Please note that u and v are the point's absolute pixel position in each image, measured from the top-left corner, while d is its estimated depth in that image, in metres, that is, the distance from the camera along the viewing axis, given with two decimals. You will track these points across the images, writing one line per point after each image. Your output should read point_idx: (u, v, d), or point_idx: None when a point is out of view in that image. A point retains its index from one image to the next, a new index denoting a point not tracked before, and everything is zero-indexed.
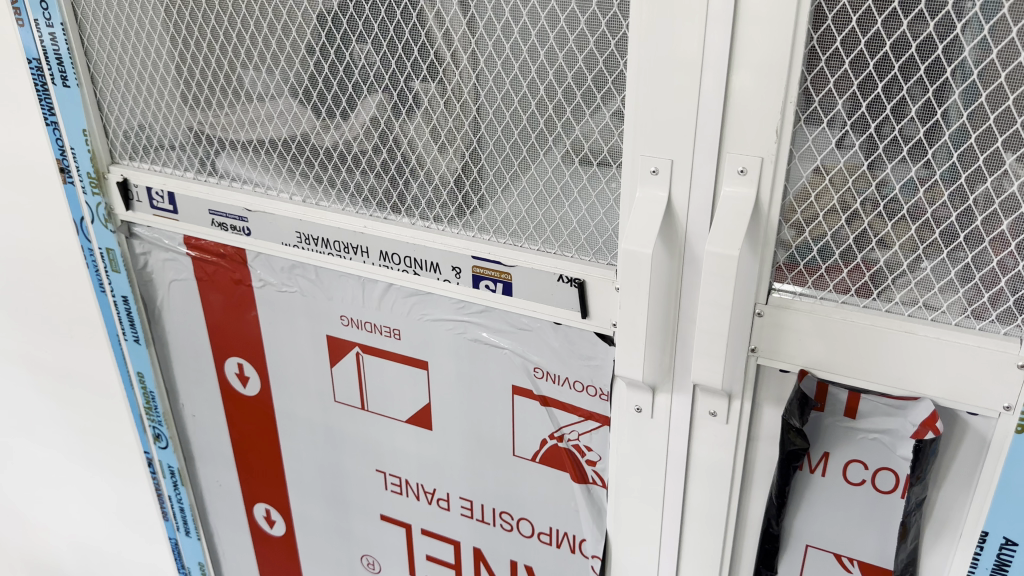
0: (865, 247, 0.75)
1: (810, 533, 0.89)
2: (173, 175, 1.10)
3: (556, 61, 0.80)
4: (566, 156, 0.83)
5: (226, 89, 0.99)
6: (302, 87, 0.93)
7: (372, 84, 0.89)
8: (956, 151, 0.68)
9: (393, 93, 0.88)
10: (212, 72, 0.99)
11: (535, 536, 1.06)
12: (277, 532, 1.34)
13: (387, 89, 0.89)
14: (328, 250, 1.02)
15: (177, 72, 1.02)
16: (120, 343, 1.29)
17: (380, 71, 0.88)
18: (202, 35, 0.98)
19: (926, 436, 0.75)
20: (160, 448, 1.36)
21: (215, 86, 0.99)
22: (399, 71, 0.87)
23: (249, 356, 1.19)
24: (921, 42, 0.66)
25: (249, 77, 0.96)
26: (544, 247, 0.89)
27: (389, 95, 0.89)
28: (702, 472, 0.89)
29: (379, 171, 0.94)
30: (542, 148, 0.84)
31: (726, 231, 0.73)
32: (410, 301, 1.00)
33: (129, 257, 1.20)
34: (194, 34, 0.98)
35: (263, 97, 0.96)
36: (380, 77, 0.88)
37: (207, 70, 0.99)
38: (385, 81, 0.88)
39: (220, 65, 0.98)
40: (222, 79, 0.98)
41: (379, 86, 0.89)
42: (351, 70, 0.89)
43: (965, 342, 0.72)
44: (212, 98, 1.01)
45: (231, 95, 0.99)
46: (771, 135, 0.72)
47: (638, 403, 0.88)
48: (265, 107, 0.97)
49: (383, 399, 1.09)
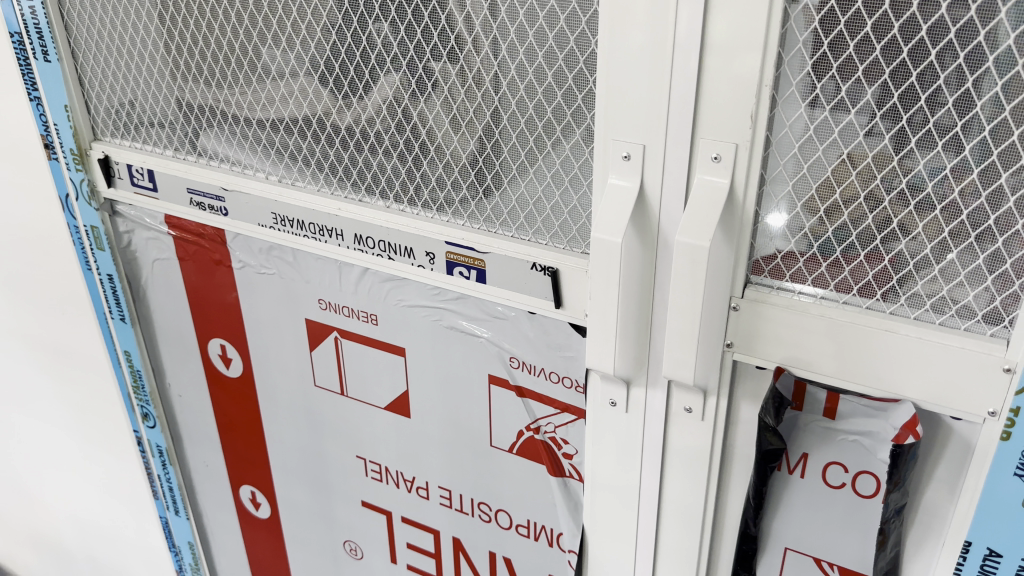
0: (845, 241, 0.71)
1: (788, 535, 0.86)
2: (153, 153, 1.08)
3: (527, 40, 0.76)
4: (543, 135, 0.80)
5: (224, 69, 0.96)
6: (312, 68, 0.89)
7: (374, 67, 0.86)
8: (941, 140, 0.64)
9: (393, 74, 0.85)
10: (214, 53, 0.96)
11: (513, 528, 1.04)
12: (263, 514, 1.33)
13: (392, 72, 0.85)
14: (303, 232, 1.00)
15: (170, 51, 0.99)
16: (107, 321, 1.28)
17: (384, 51, 0.84)
18: (200, 13, 0.95)
19: (907, 440, 0.72)
20: (148, 427, 1.36)
21: (218, 66, 0.96)
22: (405, 53, 0.83)
23: (231, 337, 1.18)
24: (904, 22, 0.62)
25: (256, 56, 0.93)
26: (518, 235, 0.86)
27: (394, 77, 0.85)
28: (678, 467, 0.86)
29: (376, 157, 0.91)
30: (529, 137, 0.81)
31: (697, 223, 0.70)
32: (386, 287, 0.98)
33: (112, 235, 1.19)
34: (192, 13, 0.95)
35: (269, 79, 0.93)
36: (384, 59, 0.85)
37: (207, 51, 0.96)
38: (391, 62, 0.84)
39: (221, 45, 0.95)
40: (225, 60, 0.95)
41: (384, 68, 0.85)
42: (354, 52, 0.86)
43: (949, 344, 0.68)
44: (213, 78, 0.97)
45: (232, 77, 0.96)
46: (745, 120, 0.68)
47: (613, 397, 0.86)
48: (269, 89, 0.93)
49: (362, 385, 1.07)
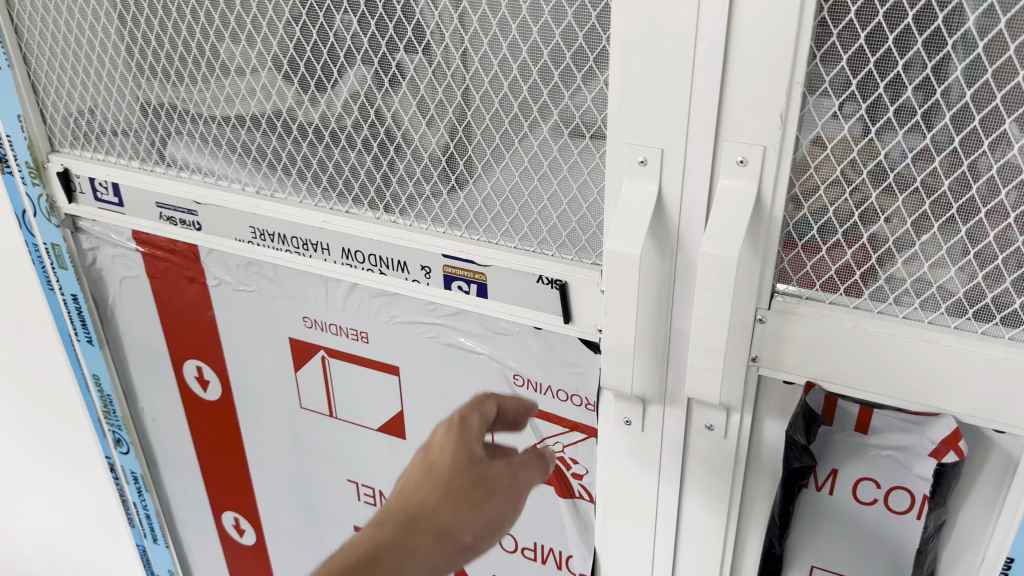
0: (881, 247, 0.66)
1: (815, 554, 0.82)
2: (117, 165, 1.00)
3: (529, 36, 0.70)
4: (554, 131, 0.73)
5: (192, 74, 0.88)
6: (274, 66, 0.83)
7: (358, 69, 0.79)
8: (988, 138, 0.59)
9: (378, 76, 0.78)
10: (179, 56, 0.88)
11: (518, 551, 1.00)
12: (247, 540, 1.26)
13: (377, 72, 0.78)
14: (285, 247, 0.93)
15: (127, 53, 0.91)
16: (73, 344, 1.20)
17: (367, 51, 0.77)
18: (163, 12, 0.87)
19: (948, 457, 0.68)
20: (122, 453, 1.29)
21: (184, 71, 0.89)
22: (391, 54, 0.76)
23: (208, 359, 1.11)
24: (948, 13, 0.56)
25: (226, 56, 0.85)
26: (521, 246, 0.80)
27: (380, 77, 0.78)
28: (698, 489, 0.81)
29: (362, 165, 0.84)
30: (518, 138, 0.75)
31: (722, 231, 0.65)
32: (377, 303, 0.91)
33: (76, 253, 1.11)
34: (154, 13, 0.88)
35: (230, 80, 0.86)
36: (368, 60, 0.78)
37: (172, 54, 0.88)
38: (375, 64, 0.77)
39: (186, 47, 0.87)
40: (191, 62, 0.88)
41: (368, 70, 0.78)
42: (335, 52, 0.79)
43: (993, 355, 0.64)
44: (180, 83, 0.90)
45: (201, 80, 0.88)
46: (775, 122, 0.62)
47: (627, 416, 0.80)
48: (242, 94, 0.86)
49: (352, 406, 1.01)
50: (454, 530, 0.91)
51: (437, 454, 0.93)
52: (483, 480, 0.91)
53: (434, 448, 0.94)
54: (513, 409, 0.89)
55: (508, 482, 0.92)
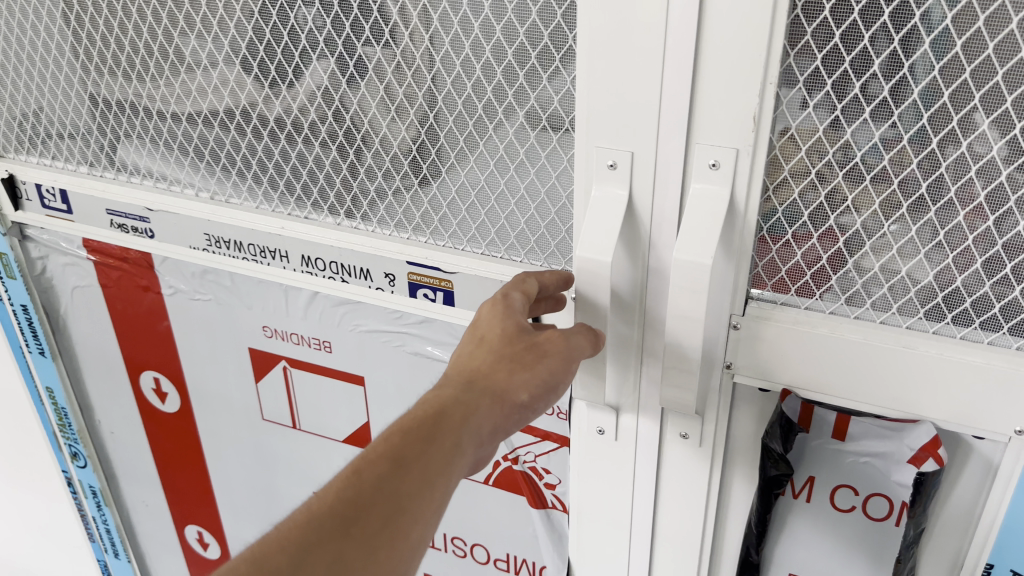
0: (857, 252, 0.64)
1: (792, 561, 0.80)
2: (65, 170, 0.96)
3: (492, 35, 0.67)
4: (520, 132, 0.71)
5: (142, 74, 0.84)
6: (227, 65, 0.79)
7: (315, 68, 0.75)
8: (966, 139, 0.57)
9: (337, 76, 0.75)
10: (126, 56, 0.84)
11: (491, 562, 0.98)
12: (211, 554, 1.23)
13: (334, 72, 0.75)
14: (243, 254, 0.90)
15: (72, 53, 0.87)
16: (24, 356, 1.16)
17: (324, 49, 0.74)
18: (107, 10, 0.83)
19: (929, 464, 0.66)
20: (79, 467, 1.24)
21: (133, 70, 0.85)
22: (349, 54, 0.73)
23: (166, 370, 1.07)
24: (924, 12, 0.54)
25: (176, 54, 0.81)
26: (488, 251, 0.78)
27: (338, 78, 0.75)
28: (673, 498, 0.79)
29: (321, 168, 0.81)
30: (483, 140, 0.73)
31: (695, 237, 0.62)
32: (340, 311, 0.88)
33: (25, 262, 1.07)
34: (98, 11, 0.83)
35: (181, 80, 0.82)
36: (325, 59, 0.74)
37: (119, 54, 0.84)
38: (333, 64, 0.74)
39: (133, 46, 0.83)
40: (140, 61, 0.84)
41: (326, 70, 0.75)
42: (290, 50, 0.75)
43: (972, 361, 0.62)
44: (129, 84, 0.86)
45: (150, 80, 0.84)
46: (747, 124, 0.60)
47: (600, 425, 0.78)
48: (194, 95, 0.82)
49: (317, 417, 0.98)
50: (514, 390, 0.60)
51: (485, 327, 0.62)
52: (535, 345, 0.62)
53: (477, 322, 0.63)
54: (555, 282, 0.69)
55: (563, 347, 0.63)
